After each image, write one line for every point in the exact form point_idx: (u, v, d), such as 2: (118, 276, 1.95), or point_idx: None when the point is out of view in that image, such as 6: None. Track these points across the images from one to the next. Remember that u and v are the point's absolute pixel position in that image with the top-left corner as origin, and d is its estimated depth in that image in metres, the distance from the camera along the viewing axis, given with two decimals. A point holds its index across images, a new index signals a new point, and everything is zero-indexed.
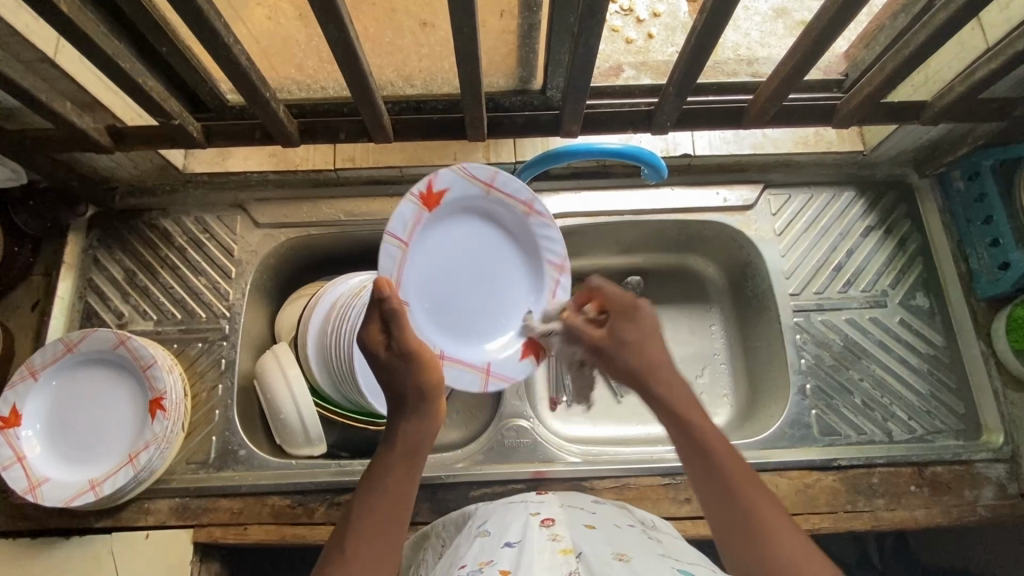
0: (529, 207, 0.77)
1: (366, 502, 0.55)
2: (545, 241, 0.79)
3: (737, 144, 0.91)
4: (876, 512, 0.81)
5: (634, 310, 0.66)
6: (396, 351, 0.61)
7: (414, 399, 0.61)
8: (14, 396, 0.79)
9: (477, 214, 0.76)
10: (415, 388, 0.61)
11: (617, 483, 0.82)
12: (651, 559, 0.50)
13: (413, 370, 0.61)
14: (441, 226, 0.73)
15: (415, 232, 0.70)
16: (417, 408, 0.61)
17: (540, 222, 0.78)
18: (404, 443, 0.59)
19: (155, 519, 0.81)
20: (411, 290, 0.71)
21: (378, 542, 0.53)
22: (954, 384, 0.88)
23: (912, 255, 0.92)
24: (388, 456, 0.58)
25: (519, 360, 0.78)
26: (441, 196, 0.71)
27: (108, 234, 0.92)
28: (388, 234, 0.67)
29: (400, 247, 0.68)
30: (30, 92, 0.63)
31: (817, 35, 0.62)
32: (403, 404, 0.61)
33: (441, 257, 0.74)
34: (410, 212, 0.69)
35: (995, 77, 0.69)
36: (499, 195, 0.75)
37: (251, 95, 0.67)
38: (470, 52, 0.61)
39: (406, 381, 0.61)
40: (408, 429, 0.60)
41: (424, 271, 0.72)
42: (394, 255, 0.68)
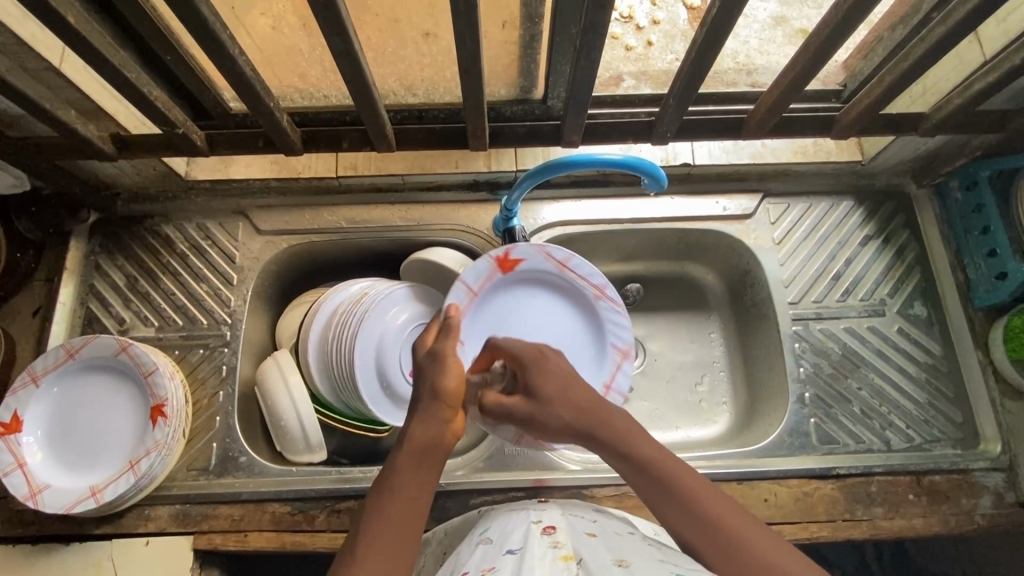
0: (600, 291, 0.87)
1: (377, 505, 0.54)
2: (613, 324, 0.88)
3: (737, 154, 0.92)
4: (874, 521, 0.81)
5: (538, 357, 0.63)
6: (433, 351, 0.62)
7: (428, 399, 0.59)
8: (16, 402, 0.79)
9: (553, 284, 0.88)
10: (437, 389, 0.59)
11: (616, 491, 0.82)
12: (649, 564, 0.51)
13: (441, 372, 0.60)
14: (514, 286, 0.87)
15: (485, 285, 0.84)
16: (430, 408, 0.59)
17: (611, 306, 0.87)
18: (416, 442, 0.57)
19: (156, 526, 0.81)
20: (473, 328, 0.84)
21: (393, 546, 0.51)
22: (952, 394, 0.88)
23: (910, 264, 0.93)
24: (398, 456, 0.57)
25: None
26: (517, 264, 0.84)
27: (110, 241, 0.92)
28: (459, 280, 0.82)
29: (467, 292, 0.83)
30: (35, 100, 0.63)
31: (817, 49, 0.63)
32: (422, 408, 0.59)
33: (514, 309, 0.87)
34: (485, 270, 0.83)
35: (992, 90, 0.69)
36: (572, 274, 0.86)
37: (255, 105, 0.67)
38: (473, 64, 0.62)
39: (428, 380, 0.60)
40: (419, 430, 0.58)
41: (492, 320, 0.86)
42: (460, 297, 0.83)
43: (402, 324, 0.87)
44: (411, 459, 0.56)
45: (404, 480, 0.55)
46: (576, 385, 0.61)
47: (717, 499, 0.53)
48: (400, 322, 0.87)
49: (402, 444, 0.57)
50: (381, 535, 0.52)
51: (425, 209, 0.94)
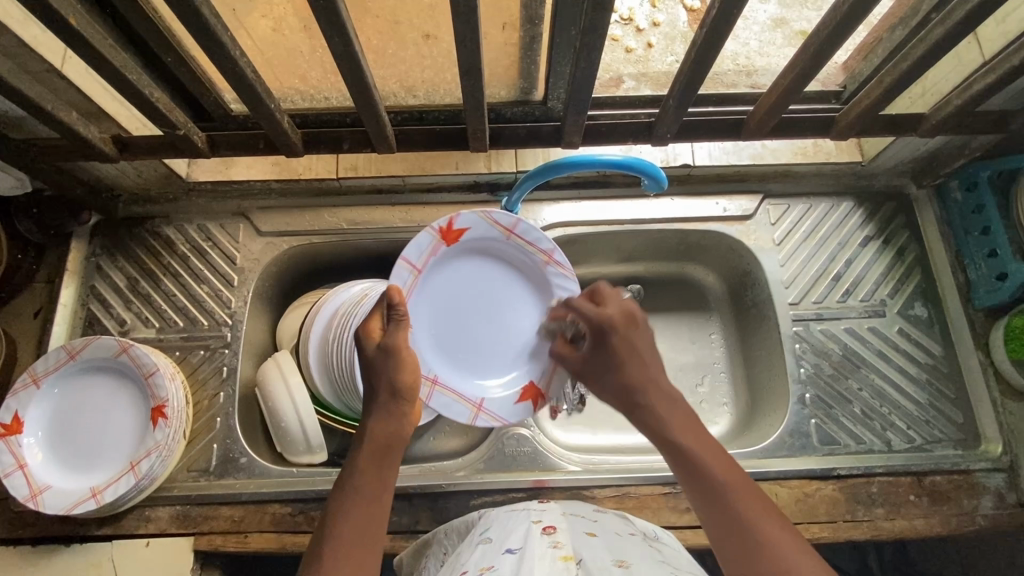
0: (548, 257, 0.76)
1: (339, 500, 0.55)
2: (563, 291, 0.78)
3: (737, 155, 0.92)
4: (876, 521, 0.81)
5: (612, 330, 0.63)
6: (385, 346, 0.61)
7: (387, 396, 0.60)
8: (16, 404, 0.79)
9: (499, 254, 0.78)
10: (393, 385, 0.60)
11: (617, 492, 0.82)
12: (650, 566, 0.51)
13: (394, 366, 0.60)
14: (460, 260, 0.76)
15: (430, 261, 0.74)
16: (388, 405, 0.60)
17: (560, 272, 0.77)
18: (377, 438, 0.58)
19: (156, 527, 0.81)
20: (421, 312, 0.74)
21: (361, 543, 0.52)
22: (953, 394, 0.88)
23: (911, 265, 0.93)
24: (359, 453, 0.57)
25: (513, 403, 0.77)
26: (461, 234, 0.74)
27: (111, 242, 0.92)
28: (402, 259, 0.71)
29: (411, 272, 0.72)
30: (37, 102, 0.63)
31: (816, 50, 0.63)
32: (379, 404, 0.60)
33: (461, 282, 0.76)
34: (427, 244, 0.72)
35: (992, 90, 0.69)
36: (519, 241, 0.76)
37: (256, 106, 0.67)
38: (473, 65, 0.62)
39: (385, 377, 0.60)
40: (379, 426, 0.59)
41: (438, 297, 0.75)
42: (405, 279, 0.72)
43: None
44: (371, 453, 0.57)
45: (366, 476, 0.56)
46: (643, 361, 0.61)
47: (753, 504, 0.50)
48: None
49: (362, 440, 0.58)
50: (347, 531, 0.52)
51: (425, 210, 0.95)
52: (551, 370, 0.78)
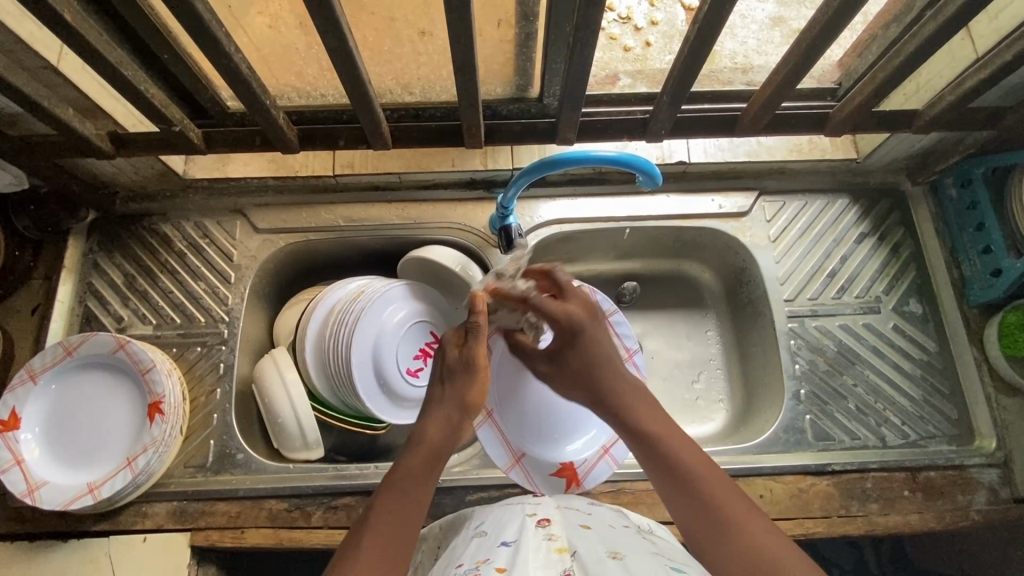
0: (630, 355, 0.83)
1: (384, 493, 0.58)
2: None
3: (733, 151, 0.93)
4: (870, 517, 0.82)
5: (574, 329, 0.70)
6: (465, 359, 0.66)
7: (453, 408, 0.65)
8: (14, 400, 0.79)
9: None
10: (460, 399, 0.65)
11: (612, 487, 0.82)
12: (644, 558, 0.51)
13: (467, 382, 0.66)
14: None
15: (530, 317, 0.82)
16: (451, 418, 0.64)
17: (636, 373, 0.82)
18: (431, 444, 0.62)
19: (153, 523, 0.81)
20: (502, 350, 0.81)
21: (398, 537, 0.54)
22: (948, 390, 0.88)
23: (906, 261, 0.93)
24: (412, 455, 0.61)
25: (549, 474, 0.80)
26: None
27: (109, 239, 0.92)
28: None
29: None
30: (33, 98, 0.63)
31: (809, 45, 0.63)
32: (443, 411, 0.65)
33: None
34: None
35: (983, 87, 0.70)
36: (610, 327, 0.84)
37: (251, 102, 0.67)
38: (467, 62, 0.63)
39: (456, 389, 0.65)
40: (436, 434, 0.63)
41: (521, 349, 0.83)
42: None
43: (399, 324, 0.87)
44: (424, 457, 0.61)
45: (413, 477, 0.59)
46: (603, 358, 0.69)
47: (714, 481, 0.57)
48: (397, 322, 0.87)
49: (418, 441, 0.62)
50: (387, 517, 0.55)
51: (422, 207, 0.95)
52: (592, 459, 0.81)
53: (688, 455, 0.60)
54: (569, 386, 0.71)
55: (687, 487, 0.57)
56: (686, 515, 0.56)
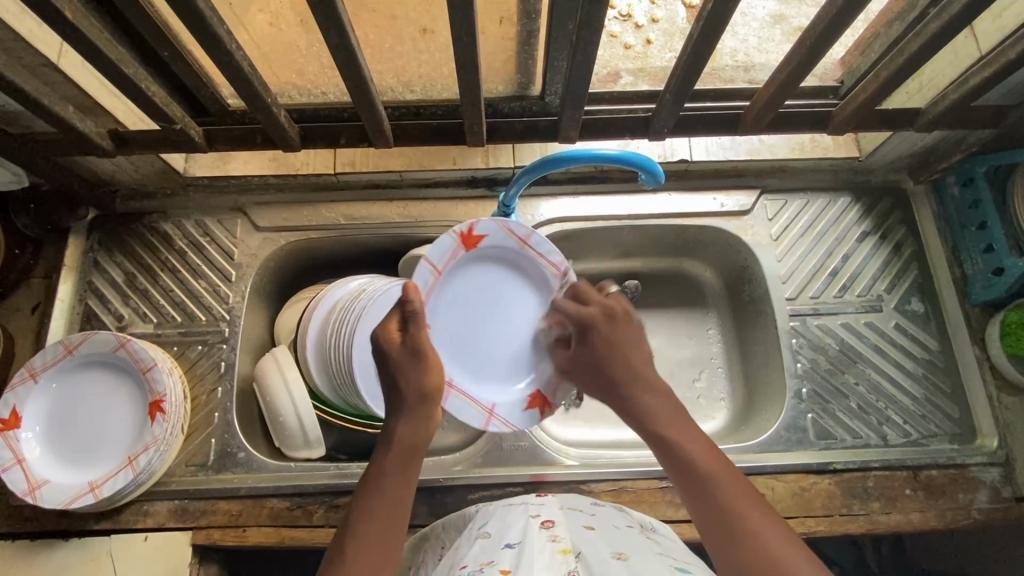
0: (557, 268, 0.78)
1: (364, 501, 0.56)
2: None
3: (734, 150, 0.92)
4: (871, 515, 0.82)
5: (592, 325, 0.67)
6: (410, 347, 0.61)
7: (414, 400, 0.61)
8: (15, 398, 0.79)
9: (516, 262, 0.79)
10: (419, 390, 0.61)
11: (614, 486, 0.82)
12: (648, 559, 0.51)
13: (419, 370, 0.61)
14: (478, 264, 0.77)
15: (450, 263, 0.74)
16: (413, 410, 0.61)
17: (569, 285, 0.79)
18: (404, 442, 0.59)
19: (154, 521, 0.81)
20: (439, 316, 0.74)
21: (382, 541, 0.54)
22: (949, 389, 0.88)
23: (908, 260, 0.93)
24: (386, 456, 0.58)
25: (522, 410, 0.78)
26: (480, 239, 0.75)
27: (109, 237, 0.92)
28: (425, 259, 0.72)
29: (432, 272, 0.73)
30: (32, 96, 0.63)
31: (812, 43, 0.63)
32: (405, 408, 0.61)
33: (474, 292, 0.77)
34: (449, 247, 0.73)
35: (987, 85, 0.69)
36: (532, 250, 0.78)
37: (252, 100, 0.67)
38: (470, 59, 0.62)
39: (411, 380, 0.61)
40: (405, 431, 0.60)
41: (450, 307, 0.76)
42: (426, 278, 0.72)
43: None
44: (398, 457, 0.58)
45: (391, 480, 0.57)
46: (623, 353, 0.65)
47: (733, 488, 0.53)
48: None
49: (390, 444, 0.59)
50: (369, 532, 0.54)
51: (422, 205, 0.95)
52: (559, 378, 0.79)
53: (704, 454, 0.56)
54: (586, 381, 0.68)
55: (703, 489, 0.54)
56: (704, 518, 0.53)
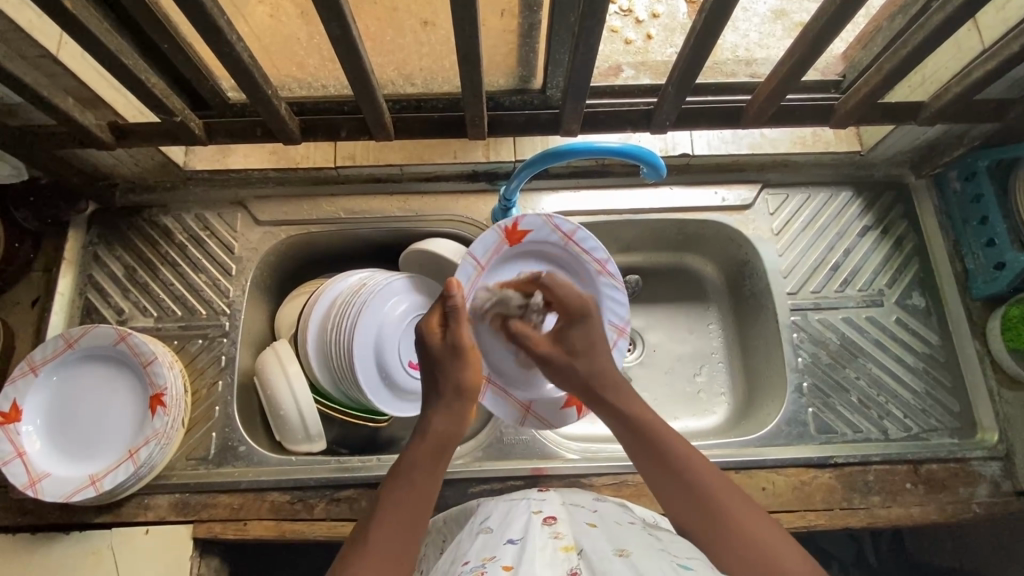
0: (602, 266, 0.83)
1: (394, 485, 0.58)
2: (613, 303, 0.85)
3: (736, 144, 0.92)
4: (872, 509, 0.82)
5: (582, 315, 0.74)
6: (450, 344, 0.65)
7: (450, 393, 0.64)
8: (15, 392, 0.79)
9: (556, 257, 0.84)
10: (457, 384, 0.64)
11: (615, 480, 0.82)
12: (651, 554, 0.51)
13: (459, 366, 0.65)
14: (522, 259, 0.83)
15: (493, 258, 0.81)
16: (451, 403, 0.64)
17: (612, 283, 0.84)
18: (437, 435, 0.62)
19: (155, 515, 0.81)
20: (478, 308, 0.81)
21: (407, 525, 0.55)
22: (950, 383, 0.88)
23: (909, 254, 0.93)
24: (419, 446, 0.61)
25: (560, 408, 0.83)
26: (523, 235, 0.81)
27: (109, 231, 0.92)
28: (467, 254, 0.78)
29: (474, 268, 0.79)
30: (31, 87, 0.63)
31: (815, 36, 0.63)
32: (443, 401, 0.64)
33: None
34: (493, 242, 0.80)
35: (991, 78, 0.69)
36: (576, 248, 0.83)
37: (252, 92, 0.67)
38: (471, 51, 0.62)
39: (450, 377, 0.65)
40: (441, 422, 0.63)
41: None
42: (469, 272, 0.79)
43: (402, 314, 0.87)
44: (431, 446, 0.62)
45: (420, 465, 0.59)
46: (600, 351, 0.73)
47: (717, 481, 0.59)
48: (400, 313, 0.87)
49: (424, 433, 0.62)
50: (397, 512, 0.56)
51: (423, 199, 0.94)
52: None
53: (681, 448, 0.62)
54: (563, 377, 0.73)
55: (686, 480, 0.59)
56: (684, 507, 0.58)
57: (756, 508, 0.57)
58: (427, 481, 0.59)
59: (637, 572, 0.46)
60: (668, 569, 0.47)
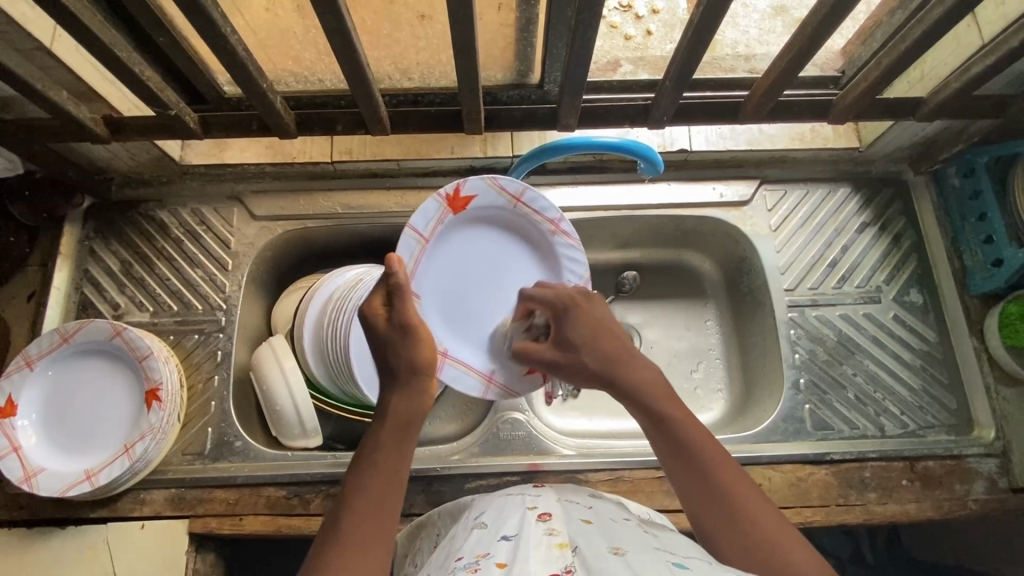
0: (555, 226, 0.78)
1: (357, 476, 0.54)
2: (570, 262, 0.80)
3: (735, 140, 0.92)
4: (868, 506, 0.82)
5: (570, 308, 0.67)
6: (395, 322, 0.60)
7: (404, 372, 0.59)
8: (9, 386, 0.79)
9: (505, 222, 0.79)
10: (410, 362, 0.59)
11: (611, 475, 0.82)
12: (646, 552, 0.50)
13: (408, 344, 0.59)
14: (466, 227, 0.77)
15: (438, 229, 0.74)
16: (408, 382, 0.59)
17: (566, 242, 0.79)
18: (397, 414, 0.58)
19: (151, 510, 0.81)
20: (426, 283, 0.74)
21: (376, 515, 0.52)
22: (947, 380, 0.88)
23: (907, 251, 0.93)
24: (379, 429, 0.57)
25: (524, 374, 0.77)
26: (467, 201, 0.75)
27: (105, 225, 0.92)
28: (409, 227, 0.71)
29: (419, 241, 0.72)
30: (25, 80, 0.62)
31: (814, 29, 0.62)
32: (399, 381, 0.59)
33: (464, 255, 0.77)
34: (435, 211, 0.73)
35: (991, 73, 0.69)
36: (526, 209, 0.78)
37: (248, 86, 0.66)
38: (468, 45, 0.61)
39: (400, 355, 0.60)
40: (400, 403, 0.58)
41: (441, 272, 0.76)
42: (413, 247, 0.71)
43: None
44: (394, 430, 0.57)
45: (385, 452, 0.55)
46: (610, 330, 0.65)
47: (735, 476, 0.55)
48: None
49: (383, 415, 0.57)
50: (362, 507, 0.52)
51: (421, 194, 0.94)
52: None
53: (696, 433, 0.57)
54: (566, 370, 0.65)
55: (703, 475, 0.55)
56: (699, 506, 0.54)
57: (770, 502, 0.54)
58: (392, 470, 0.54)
59: (632, 570, 0.46)
60: (664, 568, 0.47)
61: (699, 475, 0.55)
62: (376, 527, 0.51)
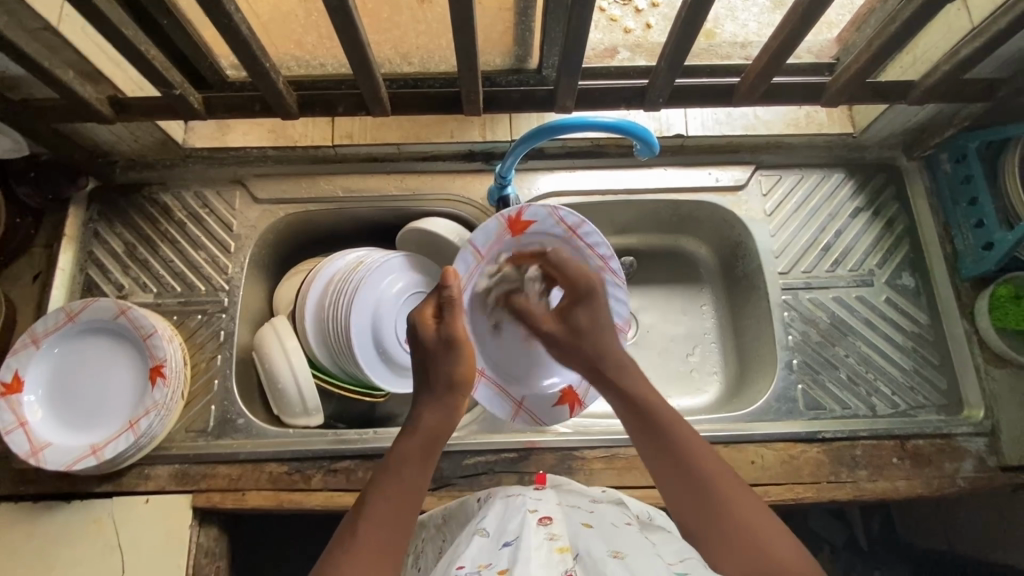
0: (606, 264, 0.82)
1: (383, 479, 0.60)
2: (614, 300, 0.84)
3: (730, 125, 0.94)
4: (858, 483, 0.83)
5: (587, 297, 0.75)
6: (443, 335, 0.67)
7: (443, 389, 0.65)
8: (16, 362, 0.80)
9: None
10: (448, 378, 0.66)
11: (607, 453, 0.84)
12: (646, 557, 0.52)
13: (452, 359, 0.66)
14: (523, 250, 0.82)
15: (496, 248, 0.80)
16: (443, 397, 0.65)
17: (615, 281, 0.83)
18: (428, 427, 0.63)
19: (155, 485, 0.82)
20: (474, 298, 0.81)
21: (398, 510, 0.57)
22: (938, 361, 0.90)
23: (899, 235, 0.94)
24: (409, 442, 0.62)
25: (553, 405, 0.85)
26: (528, 225, 0.79)
27: (110, 208, 0.93)
28: (468, 243, 0.78)
29: (474, 256, 0.79)
30: (32, 58, 0.64)
31: (805, 11, 0.63)
32: (432, 396, 0.66)
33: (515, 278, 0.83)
34: (495, 230, 0.79)
35: (979, 56, 0.70)
36: (582, 243, 0.81)
37: (252, 66, 0.68)
38: (466, 26, 0.63)
39: (443, 369, 0.66)
40: (432, 416, 0.64)
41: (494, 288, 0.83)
42: (468, 262, 0.79)
43: (398, 294, 0.88)
44: (421, 444, 0.62)
45: (407, 458, 0.61)
46: (607, 331, 0.74)
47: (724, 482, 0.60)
48: (396, 292, 0.88)
49: (416, 425, 0.63)
50: (383, 505, 0.57)
51: (420, 178, 0.95)
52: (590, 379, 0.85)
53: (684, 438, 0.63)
54: (568, 355, 0.75)
55: (694, 478, 0.60)
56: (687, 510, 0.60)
57: (759, 507, 0.59)
58: (412, 476, 0.59)
59: None
60: (664, 573, 0.49)
61: (695, 483, 0.60)
62: (399, 523, 0.56)
